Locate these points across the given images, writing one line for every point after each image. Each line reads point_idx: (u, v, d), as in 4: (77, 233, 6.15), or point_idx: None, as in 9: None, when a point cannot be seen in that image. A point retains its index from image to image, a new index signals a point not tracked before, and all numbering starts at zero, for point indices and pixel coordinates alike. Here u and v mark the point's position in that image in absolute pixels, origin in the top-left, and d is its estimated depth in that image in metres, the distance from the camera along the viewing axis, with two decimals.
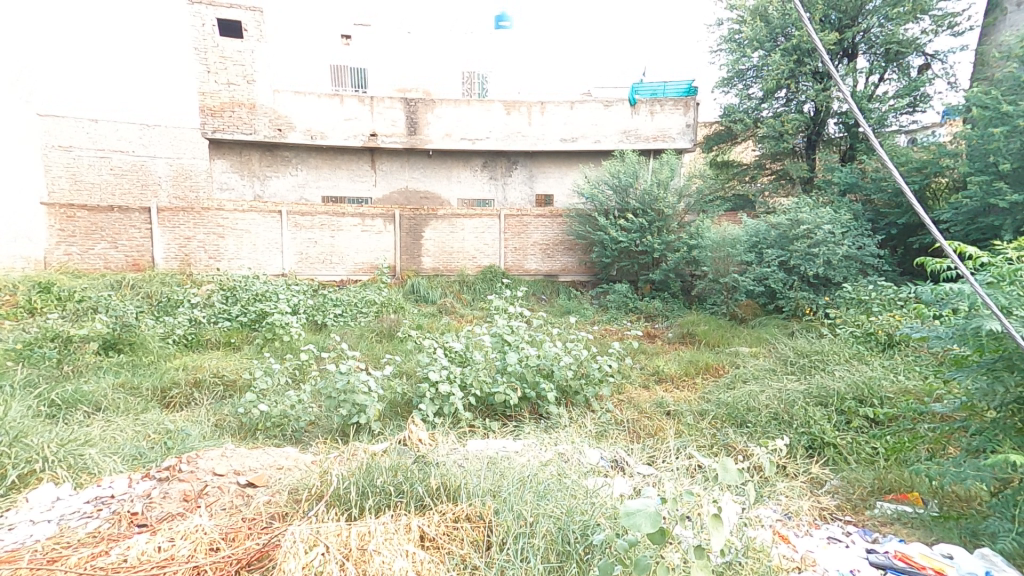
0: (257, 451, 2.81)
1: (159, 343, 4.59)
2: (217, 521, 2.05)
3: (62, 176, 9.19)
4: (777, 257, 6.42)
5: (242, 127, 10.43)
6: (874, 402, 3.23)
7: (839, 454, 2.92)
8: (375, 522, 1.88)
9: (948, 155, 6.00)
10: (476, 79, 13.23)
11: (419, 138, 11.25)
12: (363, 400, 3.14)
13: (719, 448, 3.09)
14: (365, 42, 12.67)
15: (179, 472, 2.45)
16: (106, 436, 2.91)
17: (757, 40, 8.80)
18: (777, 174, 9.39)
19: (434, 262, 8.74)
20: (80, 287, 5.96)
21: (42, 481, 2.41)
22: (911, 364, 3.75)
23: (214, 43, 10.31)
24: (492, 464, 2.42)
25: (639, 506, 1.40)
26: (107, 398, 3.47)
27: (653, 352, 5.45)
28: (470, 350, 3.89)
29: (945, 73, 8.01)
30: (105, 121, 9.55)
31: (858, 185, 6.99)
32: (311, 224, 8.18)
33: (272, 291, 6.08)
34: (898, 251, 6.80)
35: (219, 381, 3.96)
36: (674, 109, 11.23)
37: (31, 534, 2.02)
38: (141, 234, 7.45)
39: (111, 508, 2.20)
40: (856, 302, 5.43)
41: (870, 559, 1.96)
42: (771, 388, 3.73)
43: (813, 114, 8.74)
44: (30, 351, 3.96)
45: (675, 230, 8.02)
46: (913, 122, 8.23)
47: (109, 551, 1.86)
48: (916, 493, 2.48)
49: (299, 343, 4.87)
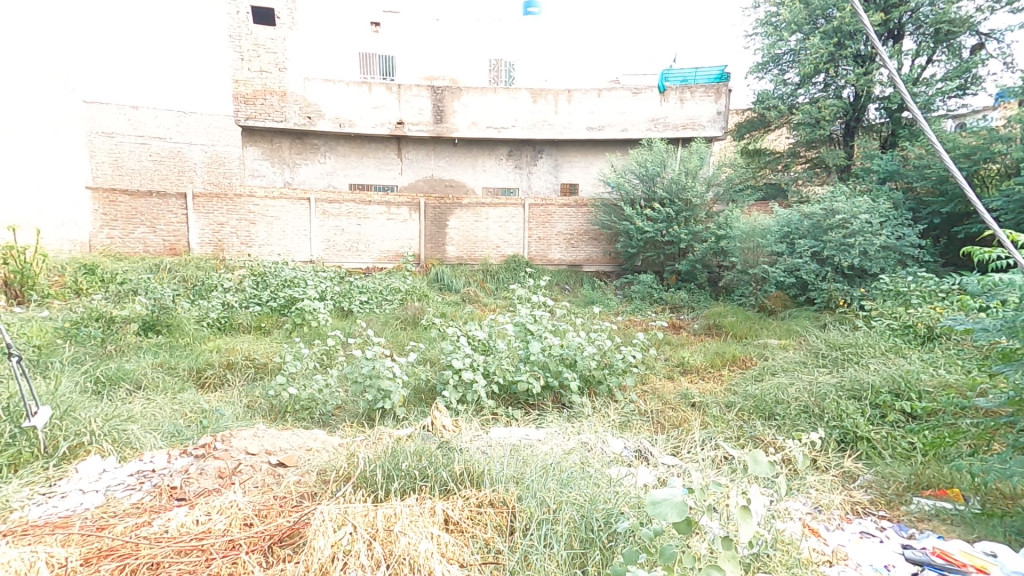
0: (287, 433, 2.86)
1: (195, 325, 4.72)
2: (250, 498, 2.11)
3: (105, 161, 9.45)
4: (809, 248, 6.30)
5: (273, 115, 10.53)
6: (911, 396, 3.14)
7: (872, 448, 2.85)
8: (401, 504, 1.91)
9: (1001, 141, 5.74)
10: (503, 67, 13.32)
11: (445, 126, 11.28)
12: (389, 385, 3.17)
13: (746, 440, 3.04)
14: (393, 30, 12.63)
15: (214, 449, 2.52)
16: (147, 413, 3.01)
17: (795, 23, 8.53)
18: (812, 162, 9.15)
19: (458, 251, 8.78)
20: (121, 270, 6.13)
21: (90, 453, 2.52)
22: (952, 358, 3.64)
23: (247, 30, 10.41)
24: (515, 451, 2.43)
25: (665, 494, 1.35)
26: (146, 376, 3.59)
27: (678, 343, 5.38)
28: (493, 339, 3.89)
29: (1001, 54, 7.65)
30: (146, 109, 9.76)
31: (898, 173, 6.78)
32: (338, 212, 8.28)
33: (301, 277, 6.19)
34: (941, 241, 6.54)
35: (251, 364, 4.06)
36: (704, 96, 11.01)
37: (81, 503, 2.12)
38: (178, 219, 7.58)
39: (153, 481, 2.28)
40: (894, 294, 5.26)
41: (906, 555, 1.93)
42: (801, 380, 3.67)
43: (852, 99, 8.45)
44: (77, 330, 4.15)
45: (702, 221, 7.89)
46: (962, 106, 7.92)
47: (151, 522, 1.93)
48: (956, 489, 2.41)
49: (327, 329, 4.97)
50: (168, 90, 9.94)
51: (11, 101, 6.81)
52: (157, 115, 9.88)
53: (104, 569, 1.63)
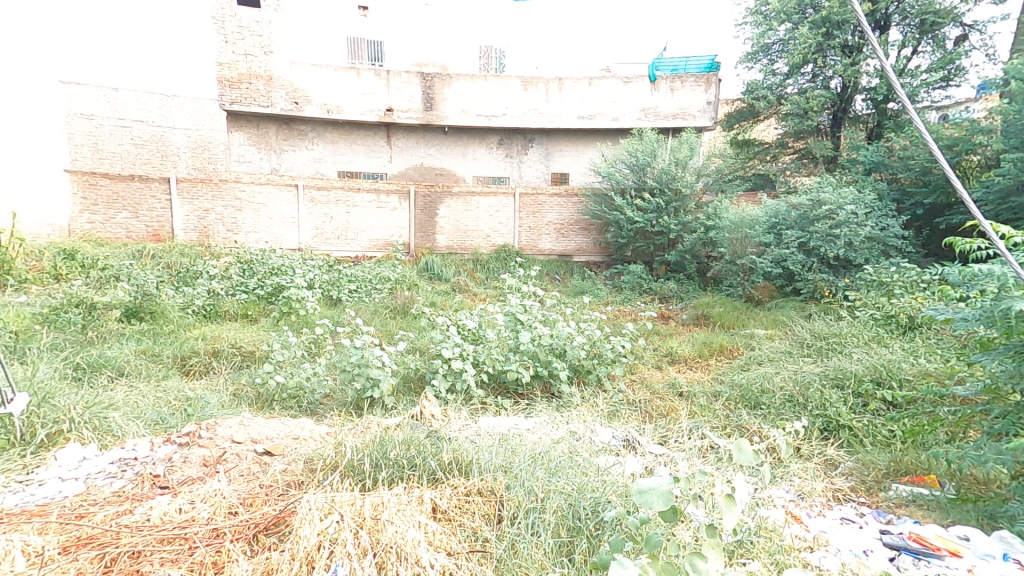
0: (274, 421, 2.84)
1: (180, 312, 4.67)
2: (235, 487, 2.10)
3: (85, 144, 9.07)
4: (797, 239, 6.35)
5: (259, 100, 10.40)
6: (892, 385, 3.19)
7: (854, 436, 2.89)
8: (388, 493, 1.91)
9: (981, 132, 5.79)
10: (494, 54, 13.23)
11: (435, 114, 11.19)
12: (377, 374, 3.16)
13: (732, 429, 3.07)
14: (382, 14, 12.41)
15: (198, 437, 2.50)
16: (129, 401, 2.98)
17: (784, 13, 8.57)
18: (800, 153, 9.20)
19: (448, 240, 8.74)
20: (102, 255, 6.03)
21: (70, 440, 2.49)
22: (932, 347, 3.69)
23: (231, 12, 10.17)
24: (504, 441, 2.44)
25: (652, 483, 1.34)
26: (130, 363, 3.56)
27: (667, 333, 5.40)
28: (483, 328, 3.89)
29: (983, 45, 7.70)
30: (126, 91, 9.38)
31: (884, 164, 6.83)
32: (327, 200, 8.21)
33: (288, 265, 6.14)
34: (924, 232, 6.61)
35: (237, 352, 4.02)
36: (695, 86, 11.01)
37: (60, 491, 2.10)
38: (162, 205, 7.52)
39: (135, 469, 2.27)
40: (878, 285, 5.33)
41: (883, 540, 1.96)
42: (787, 369, 3.71)
43: (840, 90, 8.47)
44: (56, 316, 4.08)
45: (692, 211, 7.93)
46: (946, 97, 7.98)
47: (133, 510, 1.92)
48: (933, 475, 2.46)
49: (315, 318, 4.94)
50: (150, 71, 9.53)
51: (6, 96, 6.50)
52: (139, 96, 9.49)
53: (84, 557, 1.62)
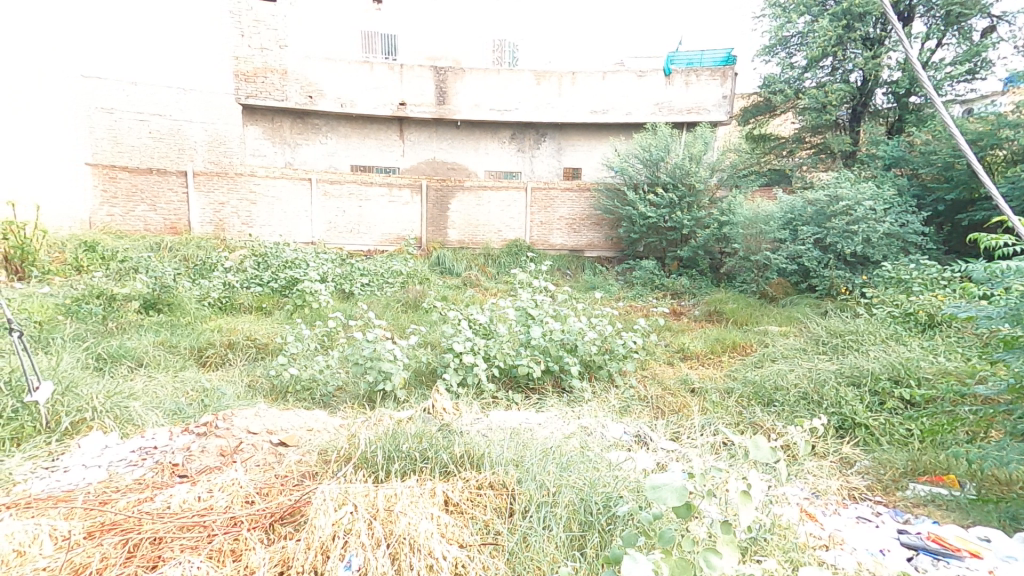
0: (288, 413, 2.87)
1: (196, 305, 4.76)
2: (251, 477, 2.12)
3: (103, 137, 9.17)
4: (812, 235, 6.25)
5: (275, 94, 10.46)
6: (910, 383, 3.15)
7: (870, 435, 2.86)
8: (401, 485, 1.92)
9: (1007, 126, 5.68)
10: (506, 47, 13.17)
11: (447, 108, 11.20)
12: (389, 367, 3.18)
13: (745, 426, 3.05)
14: (395, 7, 12.40)
15: (215, 428, 2.54)
16: (148, 391, 3.03)
17: (804, 5, 8.45)
18: (817, 148, 9.06)
19: (460, 235, 8.76)
20: (122, 248, 6.12)
21: (92, 429, 2.54)
22: (952, 345, 3.64)
23: (248, 6, 10.20)
24: (515, 435, 2.44)
25: (665, 479, 1.31)
26: (148, 354, 3.61)
27: (679, 329, 5.37)
28: (494, 323, 3.89)
29: (1012, 37, 7.51)
30: (143, 85, 9.44)
31: (904, 159, 6.72)
32: (340, 193, 8.25)
33: (302, 259, 6.18)
34: (944, 229, 6.50)
35: (252, 343, 4.07)
36: (710, 79, 10.88)
37: (84, 478, 2.14)
38: (178, 198, 7.60)
39: (154, 458, 2.30)
40: (896, 282, 5.25)
41: (901, 539, 1.95)
42: (801, 367, 3.67)
43: (860, 84, 8.32)
44: (78, 307, 4.14)
45: (705, 206, 7.86)
46: (971, 90, 7.82)
47: (153, 498, 1.95)
48: (952, 475, 2.42)
49: (328, 311, 4.99)
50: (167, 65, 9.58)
51: (32, 87, 6.67)
52: (155, 91, 9.54)
53: (107, 542, 1.65)
